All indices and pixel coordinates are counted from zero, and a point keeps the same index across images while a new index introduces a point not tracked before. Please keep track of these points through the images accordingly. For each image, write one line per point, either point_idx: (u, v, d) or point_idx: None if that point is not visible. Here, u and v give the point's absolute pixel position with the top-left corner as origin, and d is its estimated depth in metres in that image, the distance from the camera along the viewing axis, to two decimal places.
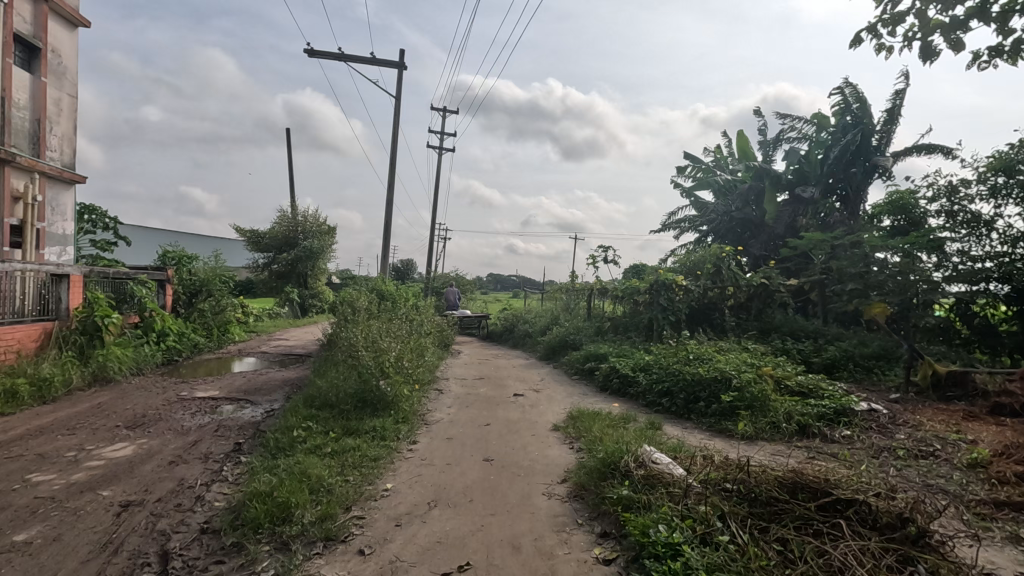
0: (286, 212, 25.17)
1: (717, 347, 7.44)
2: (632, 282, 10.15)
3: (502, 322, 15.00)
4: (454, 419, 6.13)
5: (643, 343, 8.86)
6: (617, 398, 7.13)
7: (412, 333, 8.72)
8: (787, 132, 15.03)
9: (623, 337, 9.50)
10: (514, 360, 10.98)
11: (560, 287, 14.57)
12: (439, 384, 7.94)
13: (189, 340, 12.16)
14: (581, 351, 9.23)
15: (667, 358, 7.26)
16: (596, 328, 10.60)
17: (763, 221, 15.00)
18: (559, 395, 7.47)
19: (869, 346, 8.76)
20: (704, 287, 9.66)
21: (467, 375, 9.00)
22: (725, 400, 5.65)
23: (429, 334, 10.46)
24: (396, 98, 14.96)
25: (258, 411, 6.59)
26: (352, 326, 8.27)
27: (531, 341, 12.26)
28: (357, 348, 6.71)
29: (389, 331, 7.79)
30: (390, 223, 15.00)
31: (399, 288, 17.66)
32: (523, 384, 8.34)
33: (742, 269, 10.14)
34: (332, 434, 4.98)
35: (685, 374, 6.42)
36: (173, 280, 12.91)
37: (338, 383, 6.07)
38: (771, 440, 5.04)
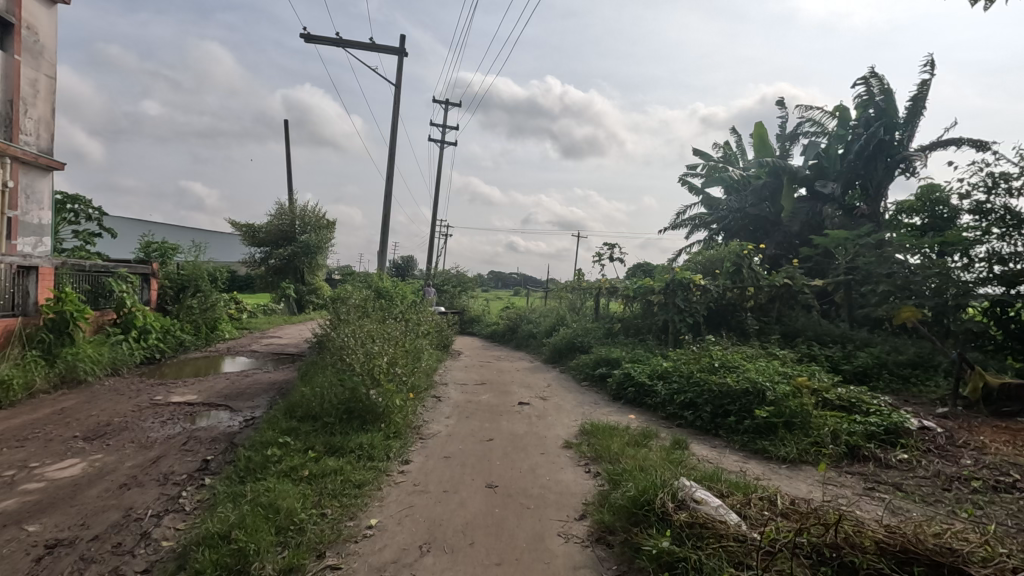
0: (283, 206, 24.50)
1: (742, 353, 6.77)
2: (645, 281, 9.48)
3: (504, 322, 14.33)
4: (453, 434, 5.46)
5: (658, 347, 8.19)
6: (633, 409, 6.46)
7: (409, 335, 8.05)
8: (805, 125, 14.37)
9: (636, 341, 8.82)
10: (518, 363, 10.32)
11: (565, 286, 13.90)
12: (436, 391, 7.27)
13: (174, 338, 11.50)
14: (591, 355, 8.56)
15: (688, 365, 6.58)
16: (606, 330, 9.93)
17: (779, 218, 14.31)
18: (569, 405, 6.80)
19: (903, 352, 8.08)
20: (724, 287, 8.98)
21: (468, 380, 8.34)
22: (760, 416, 4.98)
23: (427, 334, 9.78)
24: (395, 85, 14.28)
25: (236, 420, 5.93)
26: (344, 326, 7.60)
27: (535, 343, 11.59)
28: (346, 351, 6.03)
29: (383, 332, 7.12)
30: (388, 218, 14.37)
31: (398, 284, 17.00)
32: (529, 391, 7.67)
33: (764, 268, 9.44)
34: (311, 452, 4.32)
35: (711, 385, 5.74)
36: (158, 275, 12.22)
37: (323, 390, 5.40)
38: (818, 466, 4.37)
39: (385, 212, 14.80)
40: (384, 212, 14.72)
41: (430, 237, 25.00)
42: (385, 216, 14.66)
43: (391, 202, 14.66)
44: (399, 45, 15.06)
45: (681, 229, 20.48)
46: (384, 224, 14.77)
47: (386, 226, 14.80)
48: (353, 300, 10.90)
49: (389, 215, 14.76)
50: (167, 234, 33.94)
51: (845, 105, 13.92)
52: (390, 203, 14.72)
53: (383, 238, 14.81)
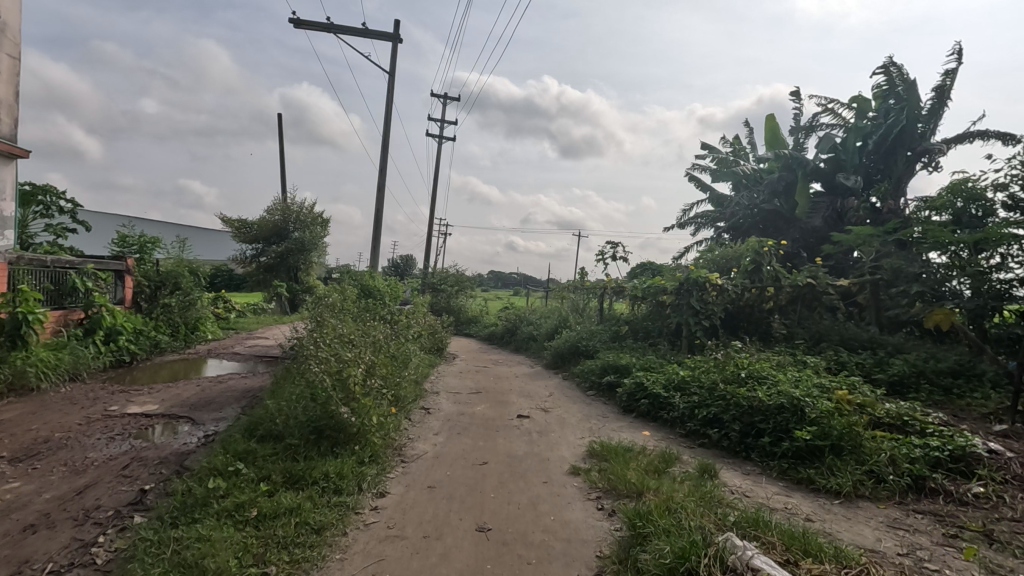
0: (276, 203, 23.72)
1: (768, 361, 6.03)
2: (656, 280, 8.73)
3: (503, 323, 13.59)
4: (441, 455, 4.72)
5: (672, 353, 7.46)
6: (646, 424, 5.73)
7: (397, 337, 7.30)
8: (821, 116, 13.62)
9: (646, 346, 8.08)
10: (517, 368, 9.57)
11: (568, 286, 13.17)
12: (426, 401, 6.53)
13: (148, 339, 10.73)
14: (597, 362, 7.82)
15: (708, 375, 5.85)
16: (613, 333, 9.20)
17: (793, 215, 13.58)
18: (574, 419, 6.06)
19: (943, 360, 7.33)
20: (742, 287, 8.24)
21: (462, 387, 7.60)
22: (801, 439, 4.23)
23: (418, 337, 9.03)
24: (388, 72, 13.51)
25: (194, 437, 5.19)
26: (323, 327, 6.84)
27: (535, 346, 10.85)
28: (318, 357, 5.28)
29: (366, 335, 6.37)
30: (381, 213, 13.63)
31: (392, 284, 16.26)
32: (529, 401, 6.93)
33: (784, 266, 8.68)
34: (266, 484, 3.57)
35: (738, 398, 5.00)
36: (134, 271, 11.43)
37: (291, 405, 4.66)
38: (877, 502, 3.63)
39: (378, 206, 14.04)
40: (377, 206, 14.00)
41: (427, 235, 24.24)
42: (378, 210, 13.91)
43: (384, 195, 13.93)
44: (392, 31, 14.29)
45: (687, 227, 19.74)
46: (376, 219, 14.04)
47: (379, 219, 14.06)
48: (339, 299, 10.15)
49: (382, 209, 14.01)
50: (160, 232, 33.20)
51: (863, 95, 13.17)
52: (383, 196, 13.99)
53: (376, 234, 14.09)
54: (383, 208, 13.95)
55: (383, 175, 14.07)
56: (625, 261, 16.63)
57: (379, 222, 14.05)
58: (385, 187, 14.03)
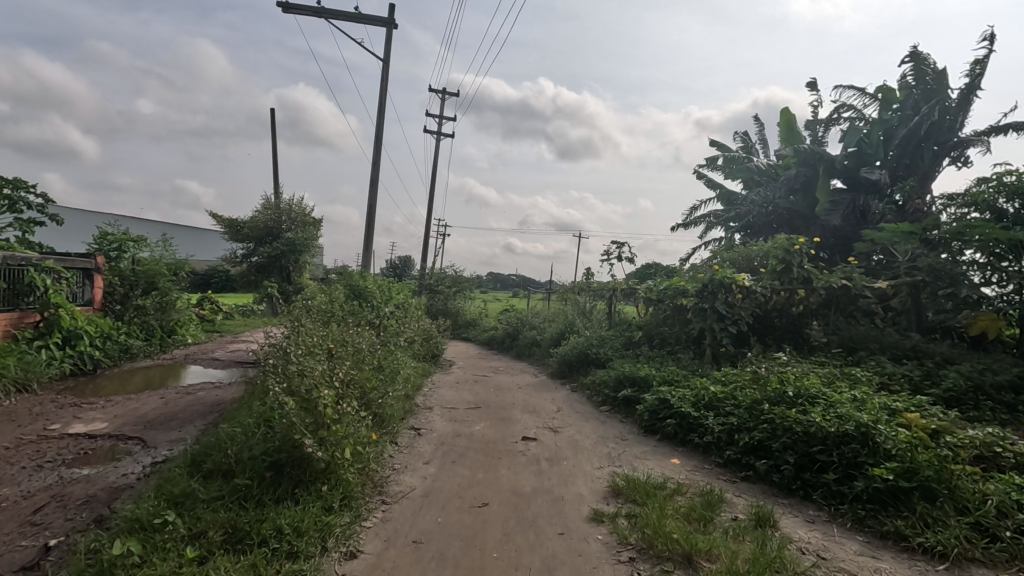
0: (266, 201, 22.84)
1: (813, 375, 5.20)
2: (674, 282, 7.89)
3: (504, 326, 12.75)
4: (431, 493, 3.87)
5: (695, 364, 6.61)
6: (674, 450, 4.89)
7: (386, 344, 6.46)
8: (842, 108, 12.81)
9: (665, 355, 7.24)
10: (520, 377, 8.71)
11: (572, 287, 12.34)
12: (417, 420, 5.68)
13: (117, 344, 9.87)
14: (610, 373, 6.97)
15: (746, 392, 5.01)
16: (625, 339, 8.36)
17: (813, 213, 12.76)
18: (587, 442, 5.21)
19: (1000, 372, 6.48)
20: (771, 289, 7.40)
21: (459, 401, 6.75)
22: (879, 479, 3.39)
23: (408, 344, 8.15)
24: (382, 59, 12.67)
25: (136, 469, 4.34)
26: (298, 332, 6.00)
27: (539, 352, 10.01)
28: (286, 371, 4.43)
29: (347, 343, 5.53)
30: (373, 209, 12.80)
31: (386, 285, 15.42)
32: (535, 418, 6.09)
33: (815, 265, 7.84)
34: (198, 548, 2.72)
35: (788, 423, 4.17)
36: (104, 270, 10.56)
37: (248, 431, 3.80)
38: (996, 570, 2.79)
39: (370, 201, 13.19)
40: (370, 201, 13.17)
41: (424, 234, 23.37)
42: (370, 204, 13.05)
43: (377, 190, 13.09)
44: (387, 16, 13.45)
45: (694, 226, 18.93)
46: (368, 214, 13.18)
47: (371, 215, 13.22)
48: (325, 301, 9.28)
49: (374, 204, 13.16)
50: (151, 231, 32.33)
51: (888, 85, 12.36)
52: (376, 191, 13.14)
53: (368, 230, 13.25)
54: (376, 203, 13.10)
55: (377, 169, 13.22)
56: (631, 262, 15.80)
57: (371, 219, 13.21)
58: (378, 180, 13.18)
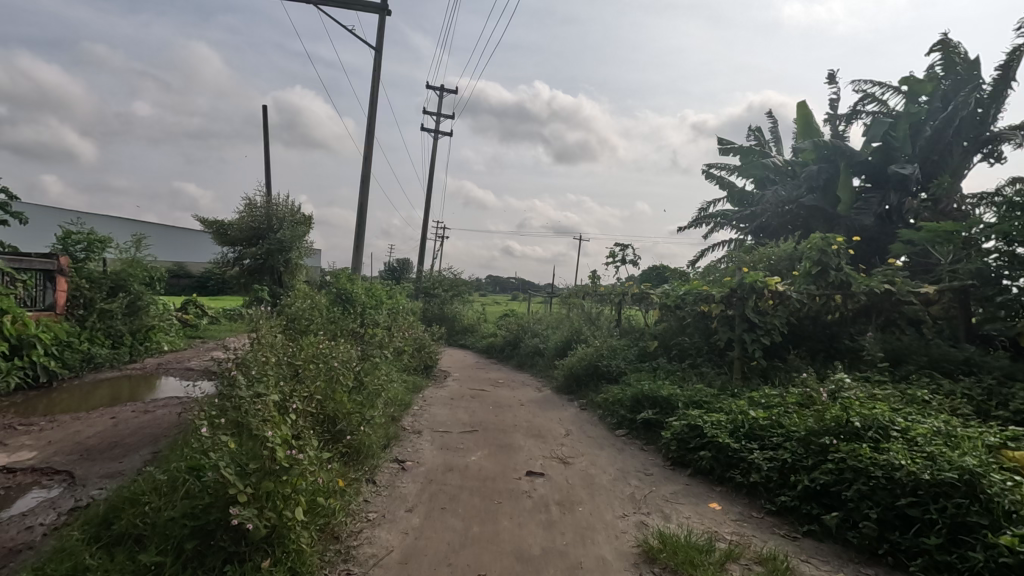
0: (257, 201, 21.99)
1: (875, 399, 4.34)
2: (695, 286, 7.03)
3: (504, 333, 11.90)
4: (412, 559, 3.01)
5: (723, 383, 5.75)
6: (712, 491, 4.03)
7: (371, 354, 5.59)
8: (865, 101, 11.98)
9: (687, 371, 6.37)
10: (523, 392, 7.82)
11: (577, 291, 11.49)
12: (402, 449, 4.81)
13: (77, 354, 8.97)
14: (625, 392, 6.10)
15: (796, 420, 4.17)
16: (639, 352, 7.48)
17: (834, 212, 11.92)
18: (604, 480, 4.34)
19: None
20: (806, 295, 6.55)
21: (453, 424, 5.88)
22: (1008, 554, 2.55)
23: (395, 357, 7.25)
24: (372, 46, 11.83)
25: (44, 520, 3.46)
26: (264, 342, 5.14)
27: (543, 364, 9.12)
28: (233, 394, 3.57)
29: (321, 357, 4.67)
30: (363, 207, 11.96)
31: (379, 289, 14.56)
32: (541, 446, 5.22)
33: (853, 268, 6.99)
34: None
35: (863, 464, 3.32)
36: (68, 272, 9.64)
37: (171, 479, 2.92)
38: None
39: (361, 198, 12.32)
40: (361, 199, 12.29)
41: (421, 236, 22.53)
42: (360, 202, 12.19)
43: (368, 187, 12.23)
44: (378, 1, 12.63)
45: (702, 228, 18.11)
46: (358, 212, 12.30)
47: (362, 213, 12.35)
48: (306, 307, 8.41)
49: (366, 201, 12.28)
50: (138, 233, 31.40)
51: (914, 75, 11.55)
52: (367, 187, 12.28)
53: (358, 230, 12.37)
54: (367, 200, 12.24)
55: (367, 163, 12.34)
56: (638, 265, 14.95)
57: (362, 217, 12.33)
58: (369, 177, 12.31)
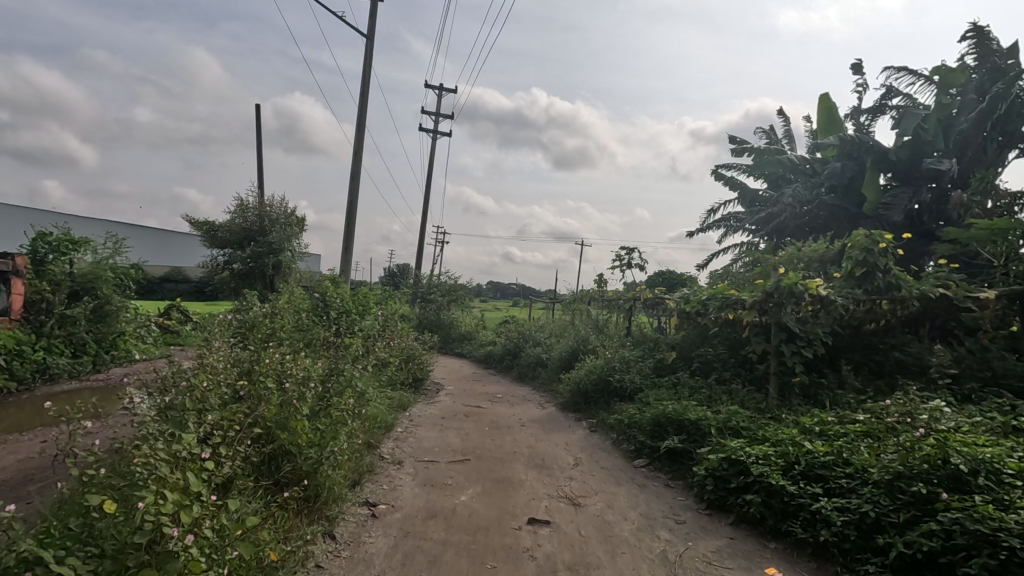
0: (248, 202, 21.20)
1: (968, 431, 3.46)
2: (721, 290, 6.16)
3: (503, 341, 11.02)
4: None
5: (761, 406, 4.88)
6: (767, 551, 3.14)
7: (346, 367, 4.72)
8: (891, 94, 11.15)
9: (714, 388, 5.49)
10: (523, 409, 6.94)
11: (583, 296, 10.62)
12: (376, 489, 3.94)
13: (29, 364, 8.11)
14: (643, 413, 5.22)
15: (871, 458, 3.29)
16: (656, 365, 6.61)
17: (859, 213, 11.06)
18: (623, 531, 3.45)
19: None
20: (851, 300, 5.67)
21: (443, 450, 5.01)
22: None
23: (379, 370, 6.39)
24: (364, 33, 11.01)
25: None
26: (214, 348, 4.26)
27: (546, 377, 8.24)
28: (143, 421, 2.69)
29: (279, 372, 3.79)
30: (353, 205, 11.13)
31: (371, 294, 13.71)
32: (546, 480, 4.35)
33: (902, 269, 6.11)
34: None
35: (987, 531, 2.44)
36: (26, 274, 8.82)
37: None
38: None
39: (351, 196, 11.47)
40: (351, 196, 11.44)
41: (419, 239, 21.71)
42: (350, 200, 11.33)
43: (359, 184, 11.38)
44: None
45: (713, 231, 17.27)
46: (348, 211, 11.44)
47: (352, 213, 11.48)
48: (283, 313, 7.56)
49: (356, 199, 11.42)
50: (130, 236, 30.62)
51: (946, 65, 10.72)
52: (357, 184, 11.43)
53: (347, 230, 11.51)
54: (357, 198, 11.39)
55: (359, 158, 11.49)
56: (645, 269, 14.10)
57: (352, 216, 11.47)
58: (360, 173, 11.47)
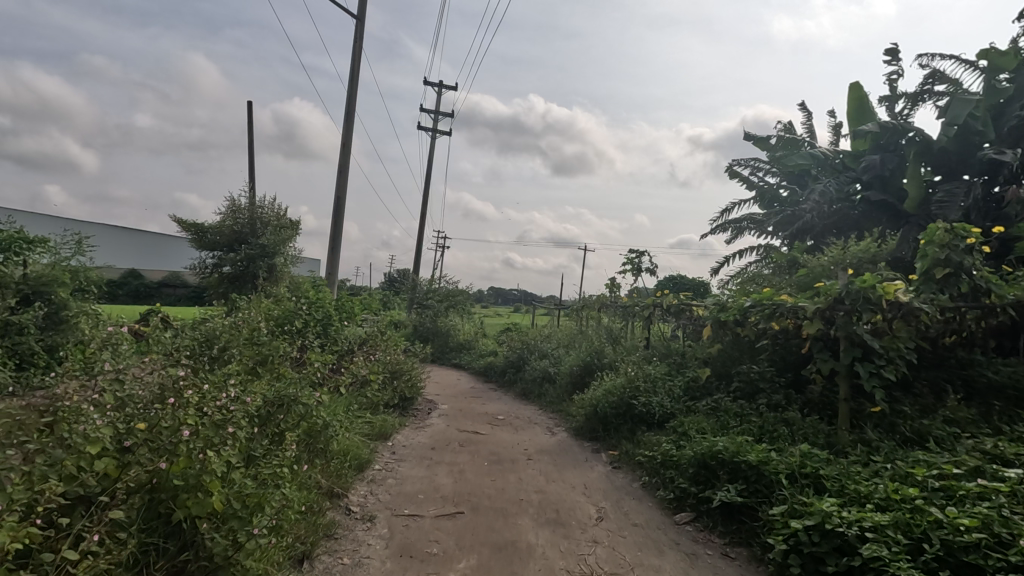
0: (238, 203, 20.21)
1: None
2: (769, 295, 5.08)
3: (505, 351, 9.95)
4: None
5: (834, 448, 3.82)
6: None
7: (305, 393, 3.69)
8: (933, 81, 10.08)
9: (766, 418, 4.43)
10: (529, 435, 5.89)
11: (594, 302, 9.56)
12: (332, 567, 2.87)
13: None
14: (681, 449, 4.17)
15: None
16: (686, 383, 5.55)
17: (896, 211, 10.02)
18: None
19: None
20: (935, 308, 4.59)
21: (427, 496, 3.95)
22: None
23: (353, 392, 5.34)
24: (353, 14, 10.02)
25: None
26: (129, 362, 3.22)
27: (555, 395, 7.19)
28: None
29: (204, 401, 2.78)
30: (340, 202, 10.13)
31: (363, 299, 12.66)
32: (563, 546, 3.28)
33: (988, 270, 5.03)
34: None
35: None
36: None
37: None
38: None
39: (338, 192, 10.47)
40: (337, 193, 10.44)
41: (417, 242, 20.66)
42: (335, 196, 10.33)
43: (346, 179, 10.37)
44: None
45: (728, 233, 16.22)
46: (332, 208, 10.43)
47: (338, 210, 10.47)
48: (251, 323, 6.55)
49: (343, 196, 10.41)
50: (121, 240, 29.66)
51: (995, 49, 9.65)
52: (345, 180, 10.42)
53: (332, 230, 10.49)
54: (344, 195, 10.39)
55: (346, 151, 10.48)
56: (658, 273, 13.05)
57: (338, 214, 10.46)
58: (348, 167, 10.47)
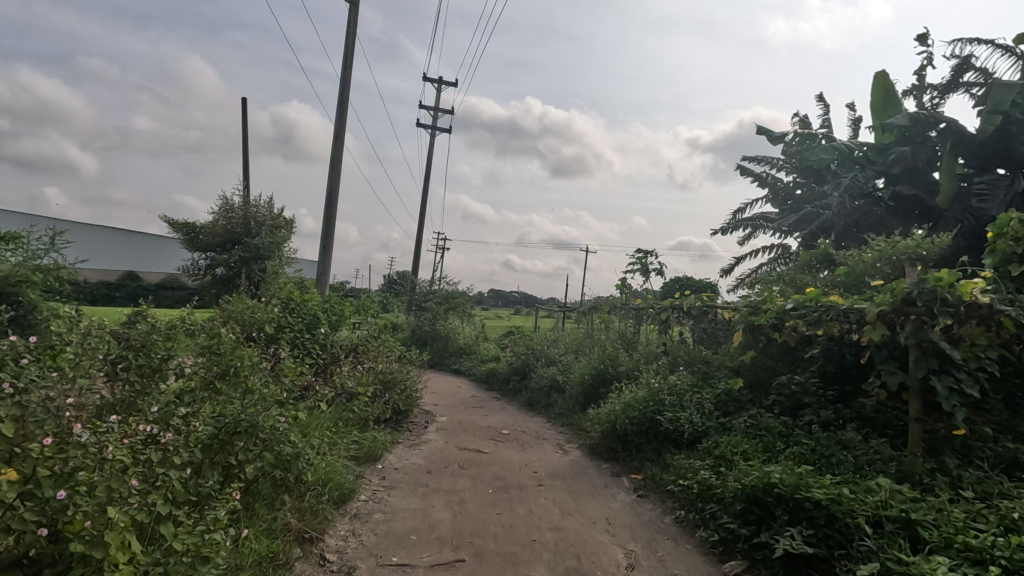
0: (231, 203, 19.57)
1: None
2: (815, 296, 4.42)
3: (509, 357, 9.28)
4: None
5: (909, 482, 3.17)
6: None
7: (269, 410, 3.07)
8: (965, 68, 9.44)
9: (819, 441, 3.78)
10: (538, 454, 5.23)
11: (605, 304, 8.90)
12: None
13: None
14: (722, 477, 3.52)
15: None
16: (717, 395, 4.90)
17: (928, 206, 9.36)
18: None
19: None
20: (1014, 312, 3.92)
21: (421, 538, 3.29)
22: None
23: (337, 407, 4.69)
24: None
25: None
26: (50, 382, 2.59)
27: (564, 407, 6.53)
28: None
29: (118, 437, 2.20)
30: (332, 197, 9.47)
31: (358, 302, 12.00)
32: None
33: None
34: None
35: None
36: None
37: None
38: None
39: (329, 187, 9.81)
40: (328, 189, 9.79)
41: (416, 242, 20.02)
42: (327, 192, 9.68)
43: (339, 174, 9.72)
44: None
45: (740, 232, 15.58)
46: (323, 205, 9.77)
47: (329, 207, 9.82)
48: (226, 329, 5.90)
49: (336, 192, 9.76)
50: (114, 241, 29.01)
51: None
52: (338, 175, 9.77)
53: (323, 227, 9.83)
54: (336, 191, 9.74)
55: (339, 144, 9.83)
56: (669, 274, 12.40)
57: (329, 211, 9.80)
58: (341, 161, 9.82)
